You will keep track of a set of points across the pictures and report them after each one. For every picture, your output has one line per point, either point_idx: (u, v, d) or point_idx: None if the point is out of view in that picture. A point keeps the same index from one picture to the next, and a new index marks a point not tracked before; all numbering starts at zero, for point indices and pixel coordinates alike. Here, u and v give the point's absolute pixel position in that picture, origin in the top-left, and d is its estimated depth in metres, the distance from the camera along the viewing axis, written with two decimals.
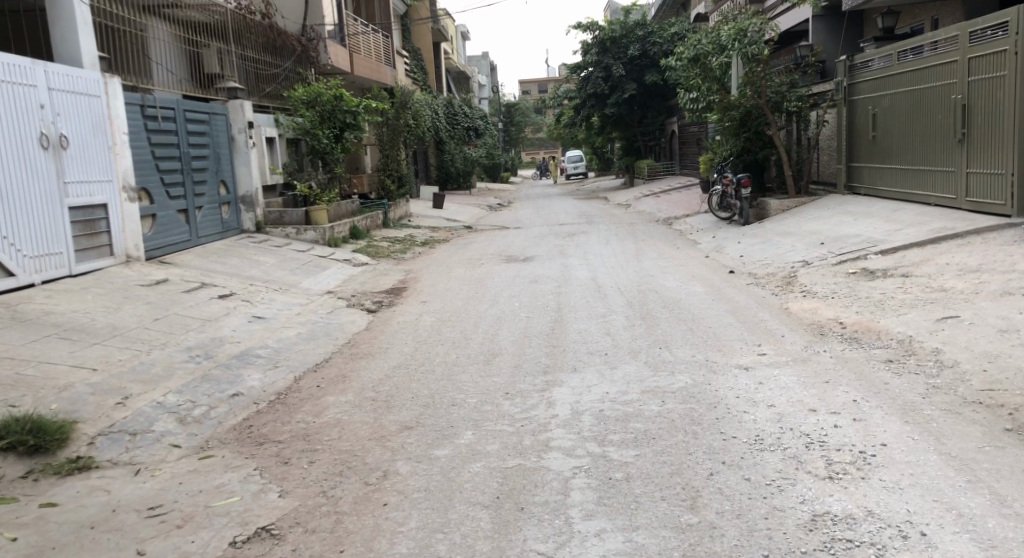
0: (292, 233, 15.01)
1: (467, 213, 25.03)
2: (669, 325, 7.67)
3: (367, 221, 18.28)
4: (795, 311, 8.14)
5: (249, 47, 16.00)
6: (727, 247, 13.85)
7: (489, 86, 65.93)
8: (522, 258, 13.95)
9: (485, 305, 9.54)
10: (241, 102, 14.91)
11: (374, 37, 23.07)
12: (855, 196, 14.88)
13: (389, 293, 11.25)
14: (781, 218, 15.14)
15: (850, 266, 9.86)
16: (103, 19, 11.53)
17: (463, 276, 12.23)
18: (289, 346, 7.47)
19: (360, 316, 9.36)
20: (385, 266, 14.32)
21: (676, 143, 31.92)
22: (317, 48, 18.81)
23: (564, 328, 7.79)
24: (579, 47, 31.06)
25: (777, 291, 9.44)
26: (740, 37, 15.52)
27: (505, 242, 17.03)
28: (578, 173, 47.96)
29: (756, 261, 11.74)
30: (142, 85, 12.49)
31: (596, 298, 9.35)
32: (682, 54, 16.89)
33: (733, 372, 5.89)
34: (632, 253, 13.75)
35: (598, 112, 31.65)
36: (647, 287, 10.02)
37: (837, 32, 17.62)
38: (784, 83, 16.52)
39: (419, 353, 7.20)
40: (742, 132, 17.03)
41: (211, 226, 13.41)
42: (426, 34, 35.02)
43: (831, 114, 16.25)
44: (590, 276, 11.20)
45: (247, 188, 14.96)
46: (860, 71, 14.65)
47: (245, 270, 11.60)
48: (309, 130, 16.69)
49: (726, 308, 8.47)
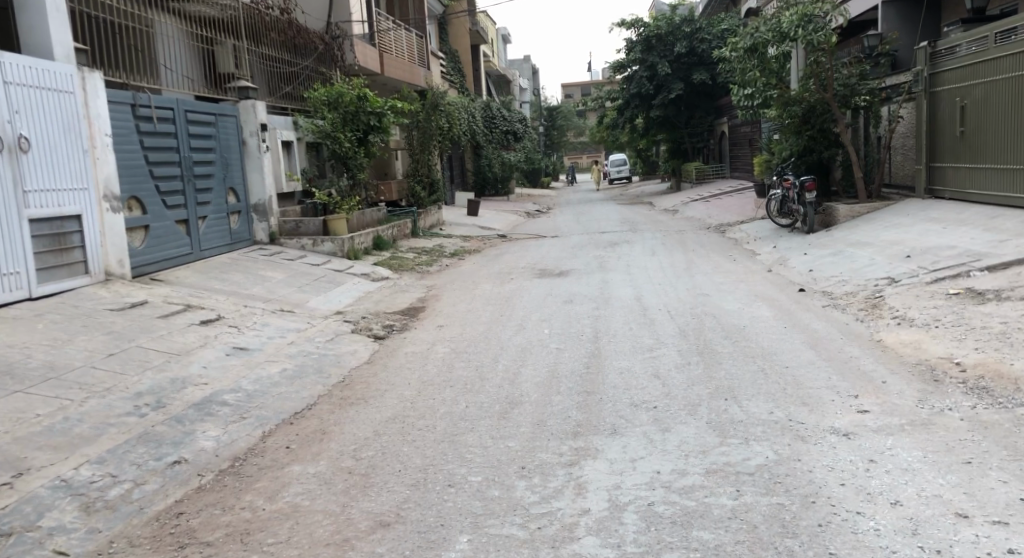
0: (308, 244, 13.86)
1: (504, 220, 23.70)
2: (735, 364, 6.20)
3: (394, 231, 17.03)
4: (890, 346, 6.61)
5: (266, 44, 14.82)
6: (791, 259, 12.25)
7: (530, 90, 64.50)
8: (559, 272, 12.53)
9: (512, 331, 8.15)
10: (252, 103, 13.77)
11: (405, 36, 21.83)
12: (936, 202, 13.20)
13: (407, 314, 9.92)
14: (852, 226, 13.50)
15: (949, 285, 8.28)
16: (100, 13, 10.43)
17: (491, 293, 10.87)
18: (269, 387, 6.15)
19: (364, 344, 8.02)
20: (408, 281, 13.05)
21: (725, 145, 30.24)
22: (342, 47, 17.65)
23: (604, 367, 6.37)
24: (624, 46, 29.48)
25: (861, 318, 7.89)
26: (806, 23, 13.93)
27: (541, 253, 15.65)
28: (621, 177, 46.34)
29: (829, 277, 10.15)
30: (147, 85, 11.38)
31: (643, 325, 7.90)
32: (738, 44, 15.22)
33: (828, 442, 4.41)
34: (682, 266, 12.22)
35: (643, 114, 30.07)
36: (703, 310, 8.51)
37: (911, 21, 15.97)
38: (853, 74, 14.90)
39: (424, 401, 5.84)
40: (805, 131, 15.37)
41: (218, 238, 12.24)
42: (464, 35, 33.65)
43: (907, 109, 14.55)
44: (635, 295, 9.72)
45: (259, 197, 13.78)
46: (944, 58, 13.02)
47: (246, 288, 10.38)
48: (331, 133, 15.55)
49: (801, 340, 6.96)
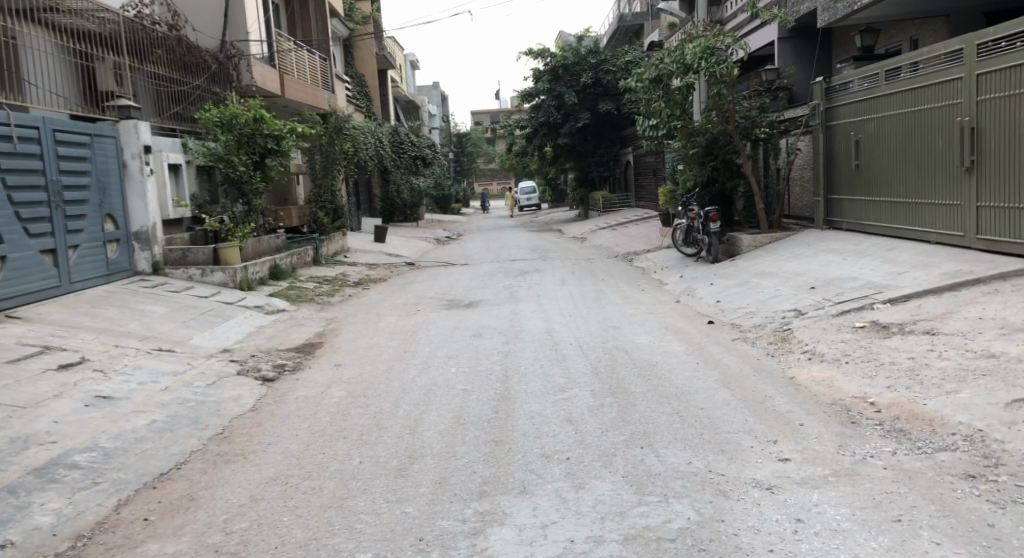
0: (196, 274, 12.99)
1: (411, 247, 23.12)
2: (649, 406, 5.84)
3: (293, 259, 16.24)
4: (802, 383, 6.40)
5: (150, 62, 13.93)
6: (699, 288, 12.21)
7: (440, 116, 64.22)
8: (466, 302, 12.08)
9: (414, 369, 7.65)
10: (134, 123, 12.83)
11: (307, 56, 21.07)
12: (836, 232, 13.42)
13: (301, 351, 9.29)
14: (755, 256, 13.60)
15: (855, 318, 8.24)
16: None
17: (393, 327, 10.32)
18: (130, 443, 5.54)
19: (250, 388, 7.39)
20: (305, 313, 12.35)
21: (631, 174, 30.51)
22: (238, 67, 16.83)
23: (511, 411, 5.93)
24: (531, 74, 29.48)
25: (771, 352, 7.73)
26: (708, 55, 14.02)
27: (448, 282, 15.15)
28: (531, 205, 46.38)
29: (736, 308, 10.05)
30: (11, 101, 10.46)
31: (552, 361, 7.53)
32: (642, 74, 15.13)
33: (751, 497, 4.09)
34: (592, 297, 11.98)
35: (551, 142, 30.08)
36: (613, 344, 8.22)
37: (805, 56, 16.34)
38: (754, 107, 15.13)
39: (311, 456, 5.28)
40: (709, 161, 15.47)
41: (91, 269, 11.45)
42: (370, 59, 32.89)
43: (805, 141, 14.83)
44: (544, 328, 9.37)
45: (141, 224, 12.85)
46: (838, 93, 13.28)
47: (121, 326, 9.57)
48: (223, 157, 14.73)
49: (714, 377, 6.70)
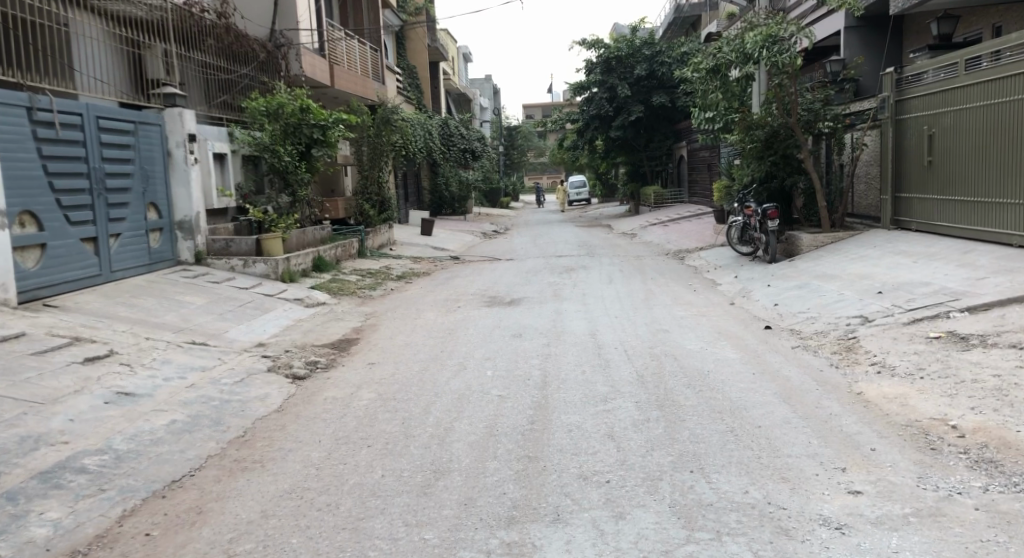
0: (238, 265, 12.80)
1: (458, 240, 22.79)
2: (700, 423, 5.32)
3: (337, 251, 16.01)
4: (872, 401, 5.81)
5: (199, 50, 13.75)
6: (755, 290, 11.57)
7: (491, 109, 63.92)
8: (509, 300, 11.65)
9: (450, 372, 7.23)
10: (179, 110, 12.65)
11: (358, 46, 20.83)
12: (904, 233, 12.63)
13: (336, 347, 8.95)
14: (816, 256, 12.89)
15: (930, 327, 7.58)
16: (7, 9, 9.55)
17: (433, 324, 9.94)
18: (145, 445, 5.22)
19: (278, 387, 7.04)
20: (345, 307, 12.05)
21: (684, 169, 29.76)
22: (287, 56, 16.64)
23: (549, 423, 5.50)
24: (584, 66, 28.90)
25: (835, 363, 7.12)
26: (770, 44, 13.32)
27: (493, 278, 14.75)
28: (580, 200, 45.81)
29: (796, 313, 9.41)
30: (65, 89, 10.45)
31: (597, 367, 7.04)
32: (700, 64, 14.49)
33: (818, 539, 3.61)
34: (641, 297, 11.43)
35: (603, 135, 29.47)
36: (663, 349, 7.70)
37: (874, 45, 15.50)
38: (817, 99, 14.41)
39: (331, 467, 4.91)
40: (767, 156, 14.76)
41: (133, 258, 11.30)
42: (422, 50, 32.65)
43: (871, 136, 14.03)
44: (589, 330, 8.87)
45: (184, 213, 12.69)
46: (912, 84, 12.47)
47: (157, 316, 9.35)
48: (269, 146, 14.52)
49: (773, 390, 6.14)
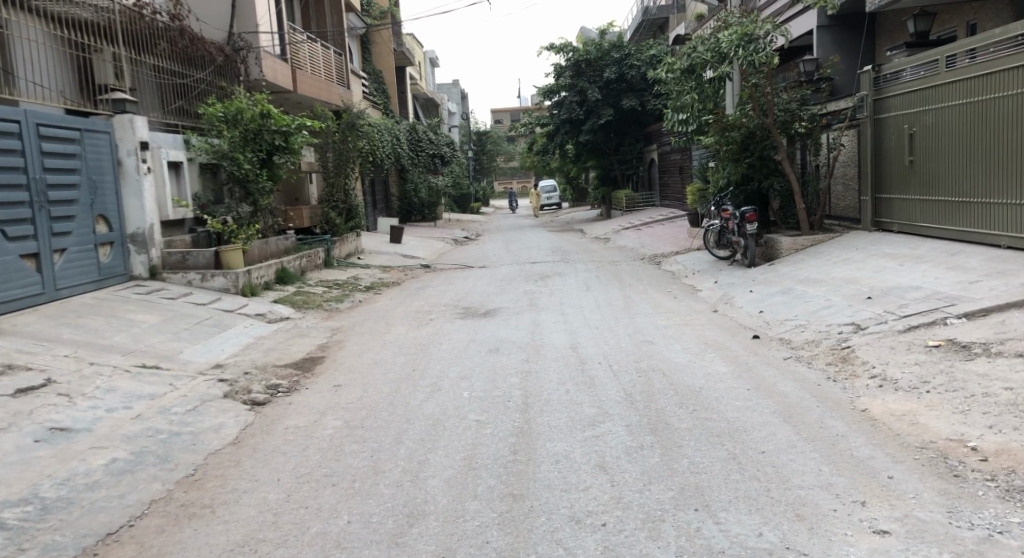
0: (196, 279, 12.17)
1: (428, 248, 22.24)
2: (698, 449, 4.87)
3: (302, 262, 15.38)
4: (879, 419, 5.39)
5: (152, 54, 13.10)
6: (737, 296, 11.18)
7: (459, 114, 63.37)
8: (482, 311, 11.15)
9: (422, 394, 6.71)
10: (130, 118, 12.01)
11: (321, 51, 20.22)
12: (886, 234, 12.34)
13: (300, 367, 8.38)
14: (797, 259, 12.56)
15: (927, 334, 7.22)
16: None
17: (404, 339, 9.42)
18: (77, 492, 4.68)
19: (234, 415, 6.47)
20: (310, 322, 11.46)
21: (655, 172, 29.45)
22: (247, 60, 16.01)
23: (533, 453, 5.01)
24: (552, 70, 28.51)
25: (832, 375, 6.71)
26: (745, 43, 12.99)
27: (465, 287, 14.23)
28: (551, 204, 45.42)
29: (783, 320, 9.03)
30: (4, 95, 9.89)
31: (580, 385, 6.56)
32: (674, 64, 14.15)
33: None
34: (620, 305, 10.98)
35: (572, 140, 29.09)
36: (649, 364, 7.25)
37: (848, 44, 15.25)
38: (793, 99, 14.08)
39: (289, 513, 4.39)
40: (744, 157, 14.42)
41: (81, 274, 10.64)
42: (388, 55, 32.07)
43: (849, 137, 13.74)
44: (569, 342, 8.40)
45: (138, 225, 12.01)
46: (890, 82, 12.19)
47: (104, 338, 8.72)
48: (228, 154, 13.90)
49: (772, 409, 5.70)
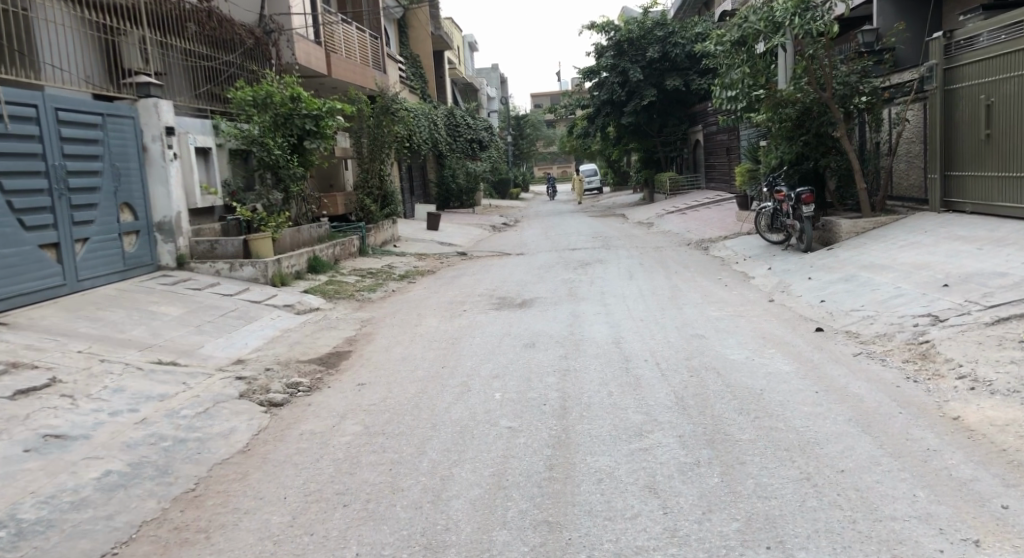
0: (223, 268, 11.72)
1: (466, 235, 21.68)
2: (765, 467, 4.22)
3: (335, 250, 14.90)
4: (977, 431, 4.66)
5: (180, 37, 12.62)
6: (795, 284, 10.36)
7: (499, 99, 62.65)
8: (520, 301, 10.52)
9: (452, 395, 6.10)
10: (154, 102, 11.52)
11: (356, 33, 19.67)
12: (956, 215, 11.42)
13: (323, 363, 7.83)
14: (858, 243, 11.68)
15: (1019, 327, 6.41)
16: None
17: (436, 332, 8.83)
18: (60, 513, 4.18)
19: (248, 418, 5.93)
20: (341, 313, 10.95)
21: (700, 154, 28.41)
22: (278, 43, 15.51)
23: (573, 468, 4.40)
24: (594, 50, 27.67)
25: (912, 375, 5.94)
26: (802, 10, 12.08)
27: (503, 275, 13.63)
28: (592, 189, 44.58)
29: (849, 310, 8.24)
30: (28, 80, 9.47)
31: (626, 387, 5.89)
32: (724, 36, 13.25)
33: None
34: (667, 295, 10.24)
35: (614, 122, 28.26)
36: (702, 362, 6.54)
37: (911, 13, 14.23)
38: (853, 71, 13.09)
39: (293, 542, 3.85)
40: (798, 135, 13.48)
41: (105, 265, 10.25)
42: (426, 39, 31.43)
43: (914, 111, 12.77)
44: (612, 336, 7.72)
45: (164, 213, 11.59)
46: (963, 50, 11.22)
47: (122, 332, 8.26)
48: (258, 139, 13.43)
49: (846, 417, 4.99)
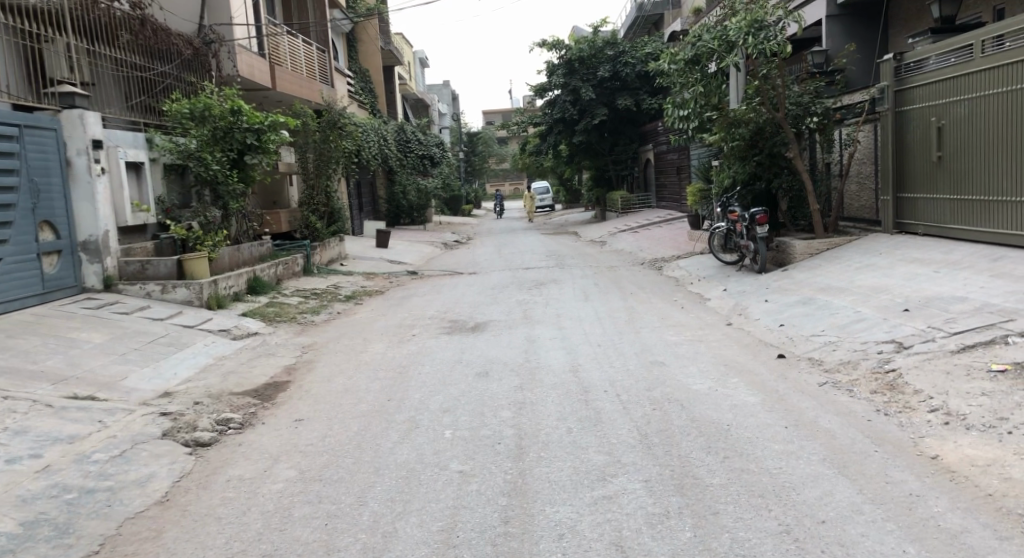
0: (155, 291, 11.06)
1: (416, 253, 21.18)
2: (741, 520, 3.87)
3: (278, 270, 14.28)
4: (960, 472, 4.37)
5: (111, 46, 11.94)
6: (752, 306, 10.12)
7: (450, 116, 62.27)
8: (471, 325, 10.09)
9: (396, 433, 5.62)
10: (80, 113, 10.80)
11: (302, 46, 19.08)
12: (909, 237, 11.35)
13: (259, 396, 7.27)
14: (814, 265, 11.52)
15: (987, 355, 6.19)
16: None
17: (382, 359, 8.34)
18: None
19: (169, 462, 5.38)
20: (281, 338, 10.38)
21: (651, 173, 28.36)
22: (219, 55, 14.87)
23: (529, 525, 3.98)
24: (544, 68, 27.48)
25: (883, 407, 5.65)
26: (755, 30, 11.95)
27: (454, 296, 13.18)
28: (544, 206, 44.41)
29: (811, 335, 7.98)
30: None
31: (586, 423, 5.49)
32: (678, 54, 13.06)
33: None
34: (624, 318, 9.91)
35: (565, 140, 28.09)
36: (663, 393, 6.17)
37: (860, 35, 14.26)
38: (807, 92, 12.97)
39: None
40: (752, 155, 13.30)
41: (19, 288, 9.58)
42: (376, 54, 30.63)
43: (866, 132, 12.71)
44: (568, 365, 7.32)
45: (90, 232, 10.90)
46: (913, 72, 11.18)
47: (36, 362, 7.61)
48: (195, 154, 12.78)
49: (820, 456, 4.67)
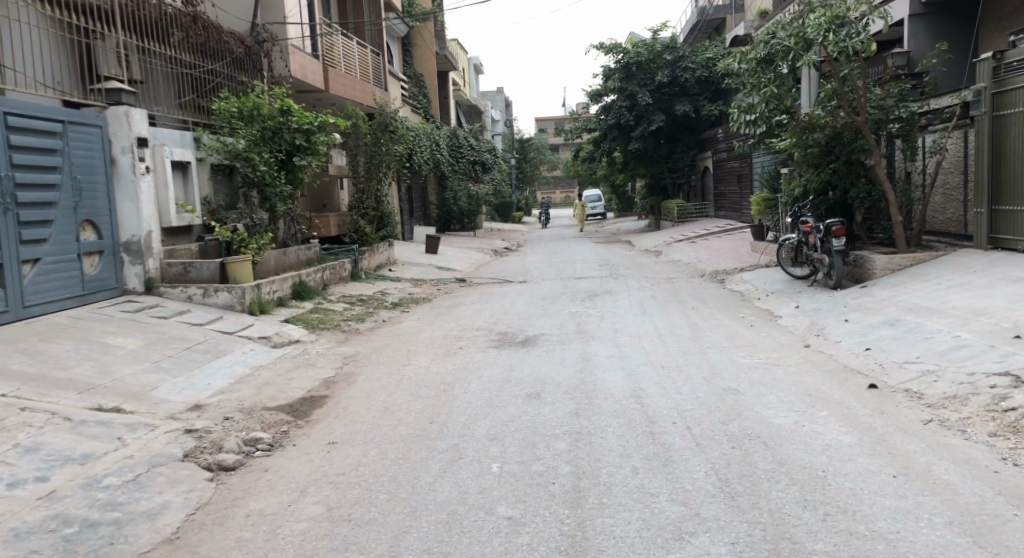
0: (196, 294, 10.64)
1: (466, 259, 20.59)
2: None
3: (324, 274, 13.82)
4: None
5: (161, 41, 11.58)
6: (831, 326, 9.23)
7: (503, 122, 61.76)
8: (521, 338, 9.41)
9: (439, 464, 4.98)
10: (125, 110, 10.44)
11: (355, 47, 18.62)
12: (1006, 253, 10.34)
13: (293, 412, 6.70)
14: (897, 282, 10.58)
15: None
16: None
17: (426, 375, 7.71)
18: None
19: (185, 490, 4.84)
20: (322, 347, 9.84)
21: (709, 181, 27.32)
22: (271, 54, 14.45)
23: None
24: (601, 72, 26.70)
25: (1008, 455, 4.82)
26: (836, 27, 11.07)
27: (504, 306, 12.53)
28: (595, 214, 43.54)
29: (905, 362, 7.13)
30: None
31: (656, 462, 4.75)
32: (749, 53, 12.14)
33: None
34: (688, 335, 9.12)
35: (621, 146, 27.25)
36: (742, 428, 5.40)
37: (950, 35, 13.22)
38: (890, 95, 11.97)
39: None
40: (828, 162, 12.34)
41: (60, 289, 9.24)
42: (430, 58, 29.90)
43: (955, 138, 11.71)
44: (630, 389, 6.58)
45: (132, 232, 10.52)
46: (1016, 72, 10.19)
47: (63, 369, 7.17)
48: (242, 154, 12.36)
49: (944, 518, 3.90)
